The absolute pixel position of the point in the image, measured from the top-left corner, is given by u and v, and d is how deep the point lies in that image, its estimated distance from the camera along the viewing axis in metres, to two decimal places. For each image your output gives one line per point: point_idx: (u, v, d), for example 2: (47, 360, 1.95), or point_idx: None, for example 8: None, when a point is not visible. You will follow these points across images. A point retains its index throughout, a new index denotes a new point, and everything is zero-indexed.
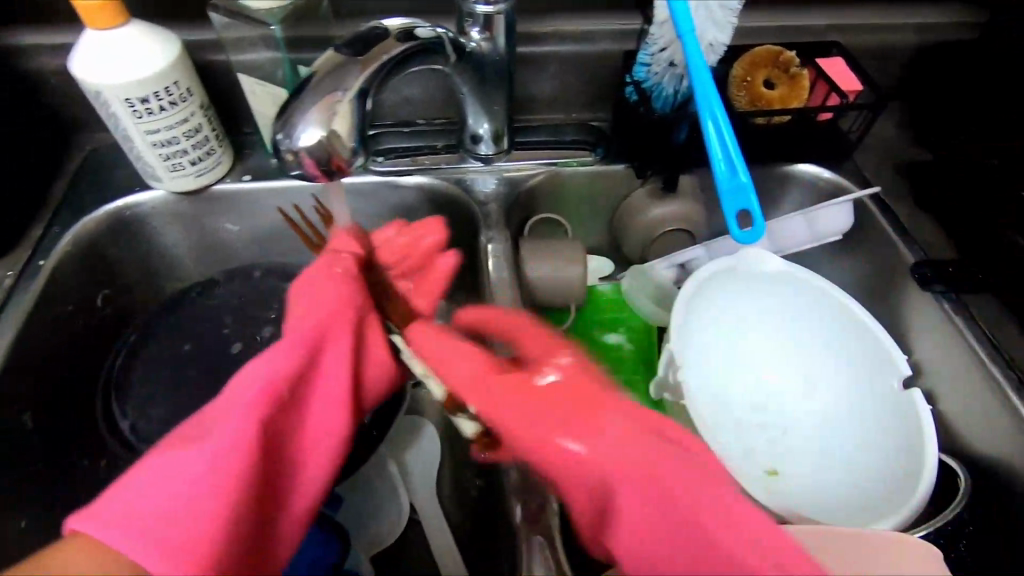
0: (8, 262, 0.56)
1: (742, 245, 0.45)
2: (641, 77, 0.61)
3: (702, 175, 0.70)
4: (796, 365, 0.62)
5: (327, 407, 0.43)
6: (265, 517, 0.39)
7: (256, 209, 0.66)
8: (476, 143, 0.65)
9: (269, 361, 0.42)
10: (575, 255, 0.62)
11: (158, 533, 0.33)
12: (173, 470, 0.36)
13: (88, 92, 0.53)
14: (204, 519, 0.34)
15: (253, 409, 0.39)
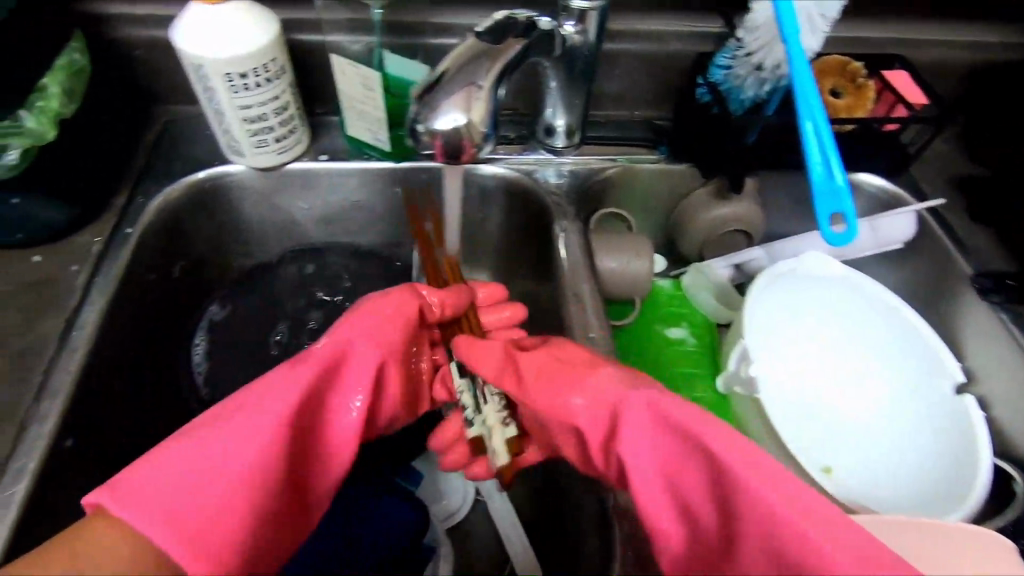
0: (95, 229, 0.56)
1: (833, 246, 0.47)
2: (717, 79, 0.62)
3: (764, 178, 0.71)
4: (853, 366, 0.62)
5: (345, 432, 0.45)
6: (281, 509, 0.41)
7: (329, 189, 0.67)
8: (550, 135, 0.67)
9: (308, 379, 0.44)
10: (644, 249, 0.63)
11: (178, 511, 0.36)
12: (185, 457, 0.38)
13: (187, 64, 0.53)
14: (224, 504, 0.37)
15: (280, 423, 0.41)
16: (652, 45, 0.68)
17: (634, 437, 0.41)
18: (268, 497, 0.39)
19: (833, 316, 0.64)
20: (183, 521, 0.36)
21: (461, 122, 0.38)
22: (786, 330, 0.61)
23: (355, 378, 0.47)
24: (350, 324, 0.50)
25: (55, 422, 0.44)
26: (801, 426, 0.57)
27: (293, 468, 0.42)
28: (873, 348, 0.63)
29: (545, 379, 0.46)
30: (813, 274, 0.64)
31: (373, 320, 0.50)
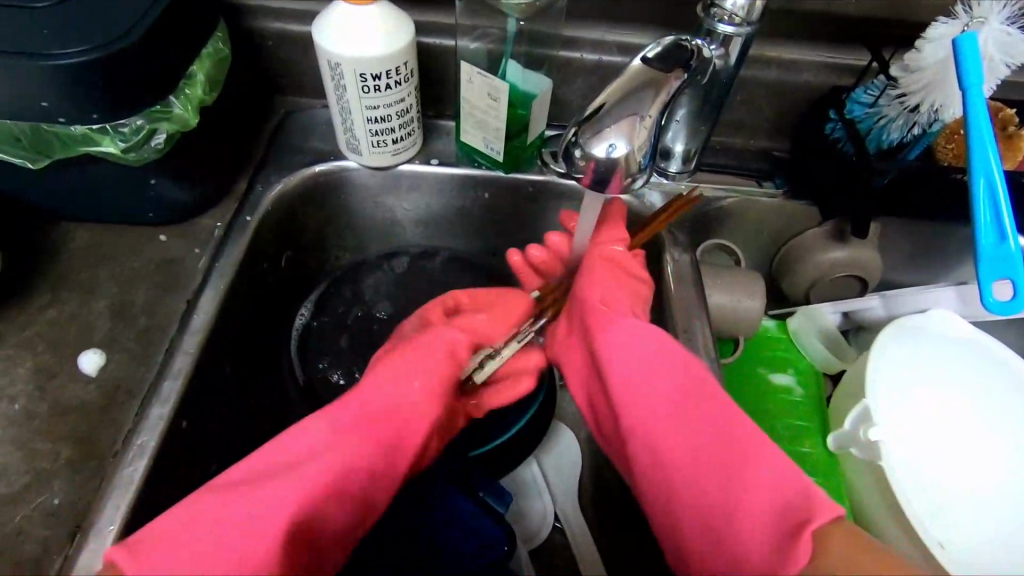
0: (218, 214, 0.58)
1: (995, 315, 0.43)
2: (857, 117, 0.59)
3: (888, 222, 0.67)
4: (1003, 441, 0.55)
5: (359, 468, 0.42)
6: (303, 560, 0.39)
7: (436, 192, 0.67)
8: (665, 159, 0.64)
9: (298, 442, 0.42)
10: (757, 288, 0.61)
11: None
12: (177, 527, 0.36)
13: (325, 61, 0.54)
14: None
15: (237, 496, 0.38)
16: (783, 73, 0.64)
17: (630, 346, 0.48)
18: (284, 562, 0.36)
19: (972, 383, 0.57)
20: None
21: (620, 153, 0.37)
22: (917, 397, 0.56)
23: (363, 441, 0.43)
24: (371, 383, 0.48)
25: (174, 403, 0.45)
26: (942, 506, 0.51)
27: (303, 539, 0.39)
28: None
29: (582, 290, 0.53)
30: (941, 336, 0.59)
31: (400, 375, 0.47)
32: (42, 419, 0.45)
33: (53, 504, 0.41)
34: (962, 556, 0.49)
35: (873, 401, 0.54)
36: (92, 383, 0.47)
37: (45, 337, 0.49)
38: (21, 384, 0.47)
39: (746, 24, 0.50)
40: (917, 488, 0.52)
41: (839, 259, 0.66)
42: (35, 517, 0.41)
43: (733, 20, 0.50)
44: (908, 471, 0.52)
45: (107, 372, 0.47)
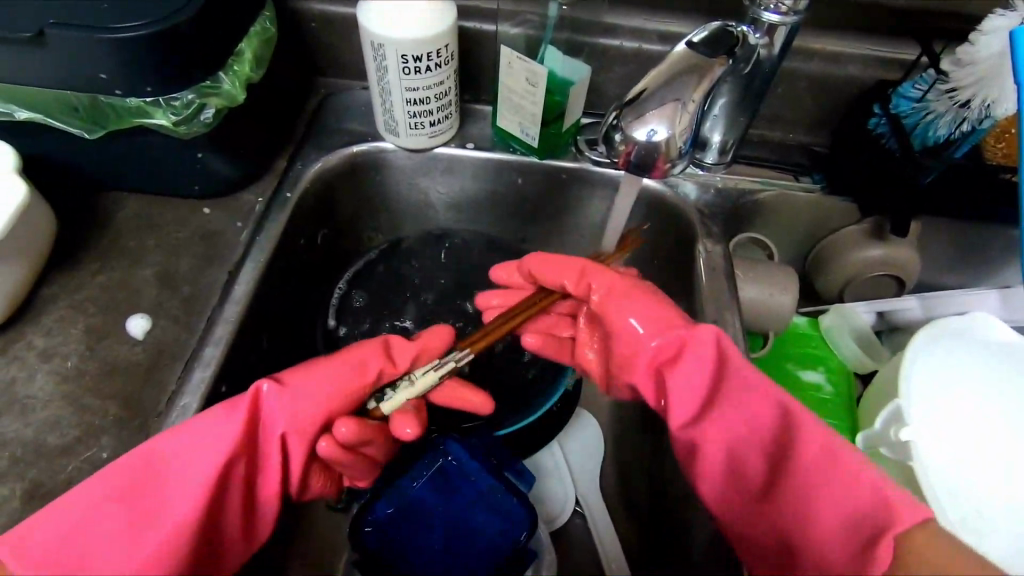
0: (259, 189, 0.60)
1: None
2: (903, 112, 0.58)
3: (929, 222, 0.65)
4: None
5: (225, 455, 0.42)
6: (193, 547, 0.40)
7: (470, 177, 0.68)
8: (702, 151, 0.63)
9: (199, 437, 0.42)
10: (790, 284, 0.60)
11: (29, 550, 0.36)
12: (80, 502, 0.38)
13: (368, 42, 0.55)
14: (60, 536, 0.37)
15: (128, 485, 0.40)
16: (828, 66, 0.63)
17: (688, 374, 0.46)
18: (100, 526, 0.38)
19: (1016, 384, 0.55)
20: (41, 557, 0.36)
21: (661, 138, 0.36)
22: (957, 400, 0.54)
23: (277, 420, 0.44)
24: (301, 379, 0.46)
25: (215, 368, 0.47)
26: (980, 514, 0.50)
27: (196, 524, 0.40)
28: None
29: (615, 309, 0.49)
30: (977, 336, 0.58)
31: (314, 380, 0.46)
32: (92, 377, 0.47)
33: (101, 458, 0.44)
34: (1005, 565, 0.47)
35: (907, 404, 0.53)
36: (138, 346, 0.49)
37: (96, 300, 0.52)
38: (73, 344, 0.49)
39: (793, 13, 0.49)
40: (954, 492, 0.50)
41: (875, 255, 0.65)
42: (85, 469, 0.43)
43: (779, 8, 0.49)
44: (942, 478, 0.50)
45: (153, 336, 0.49)
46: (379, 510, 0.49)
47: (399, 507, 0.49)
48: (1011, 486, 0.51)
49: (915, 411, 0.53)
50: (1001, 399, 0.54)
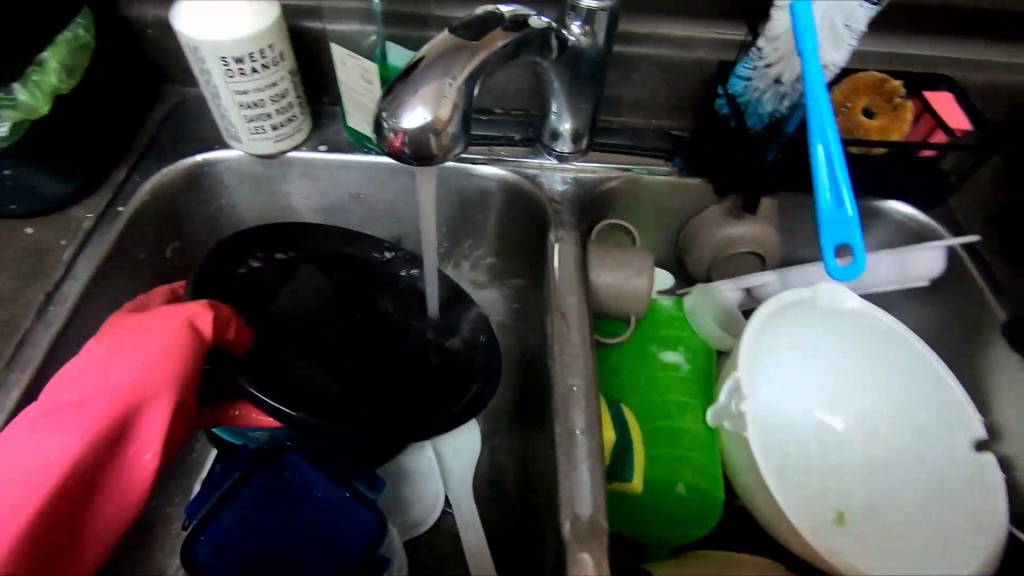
0: (90, 204, 0.57)
1: (836, 279, 0.43)
2: (737, 90, 0.58)
3: (785, 199, 0.66)
4: (887, 412, 0.59)
5: (44, 441, 0.41)
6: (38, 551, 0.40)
7: (330, 179, 0.66)
8: (554, 139, 0.64)
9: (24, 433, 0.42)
10: (643, 262, 0.60)
11: None
12: None
13: (185, 45, 0.53)
14: None
15: None
16: (673, 50, 0.64)
17: None
18: None
19: (844, 343, 0.60)
20: None
21: (428, 121, 0.36)
22: (789, 372, 0.60)
23: (93, 407, 0.43)
24: (123, 354, 0.46)
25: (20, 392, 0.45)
26: (804, 477, 0.57)
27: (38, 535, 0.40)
28: (887, 376, 0.60)
29: None
30: (825, 305, 0.59)
31: (136, 345, 0.46)
32: None
33: None
34: (828, 518, 0.55)
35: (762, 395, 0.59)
36: None
37: None
38: None
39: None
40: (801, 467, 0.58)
41: (734, 224, 0.65)
42: None
43: None
44: (792, 454, 0.58)
45: None
46: (219, 527, 0.48)
47: (240, 521, 0.49)
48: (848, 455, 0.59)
49: (771, 401, 0.59)
50: (844, 370, 0.61)
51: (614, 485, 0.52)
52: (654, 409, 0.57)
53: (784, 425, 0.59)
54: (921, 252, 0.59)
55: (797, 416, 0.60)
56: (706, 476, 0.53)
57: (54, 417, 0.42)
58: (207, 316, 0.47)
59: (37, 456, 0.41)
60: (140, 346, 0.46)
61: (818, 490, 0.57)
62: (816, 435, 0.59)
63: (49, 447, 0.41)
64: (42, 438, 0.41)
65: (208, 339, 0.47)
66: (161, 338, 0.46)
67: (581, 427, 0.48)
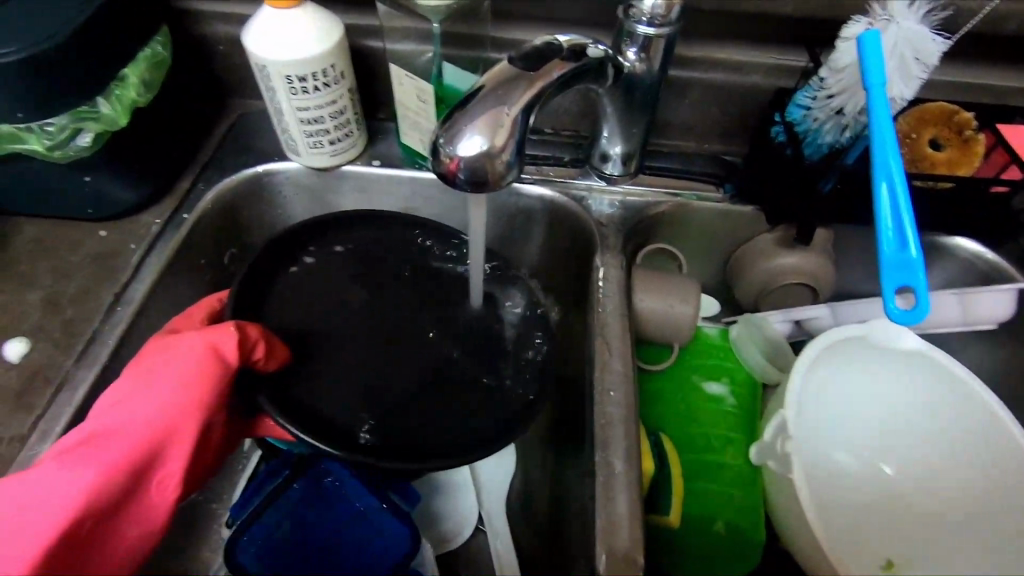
0: (157, 210, 0.60)
1: (897, 323, 0.41)
2: (795, 119, 0.57)
3: (841, 231, 0.64)
4: (940, 456, 0.56)
5: (70, 472, 0.42)
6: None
7: (381, 194, 0.68)
8: (604, 162, 0.63)
9: (48, 470, 0.41)
10: (690, 291, 0.59)
11: None
12: None
13: (253, 64, 0.55)
14: None
15: None
16: (729, 75, 0.63)
17: None
18: None
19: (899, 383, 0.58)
20: None
21: (483, 149, 0.36)
22: (835, 408, 0.58)
23: (124, 438, 0.44)
24: (151, 379, 0.46)
25: (85, 389, 0.48)
26: (850, 521, 0.55)
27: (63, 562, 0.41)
28: (946, 420, 0.56)
29: None
30: (880, 343, 0.57)
31: (163, 374, 0.46)
32: None
33: None
34: (875, 564, 0.53)
35: (807, 430, 0.56)
36: (13, 368, 0.49)
37: None
38: None
39: (666, 24, 0.50)
40: (842, 506, 0.55)
41: (784, 255, 0.63)
42: None
43: (652, 21, 0.50)
44: (835, 493, 0.56)
45: (28, 359, 0.49)
46: (256, 532, 0.49)
47: (277, 527, 0.50)
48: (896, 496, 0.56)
49: (816, 438, 0.57)
50: (897, 408, 0.58)
51: (652, 518, 0.51)
52: (694, 440, 0.56)
53: (829, 462, 0.57)
54: (988, 293, 0.56)
55: (842, 452, 0.57)
56: (747, 516, 0.52)
57: (82, 448, 0.43)
58: (233, 341, 0.47)
59: (65, 491, 0.41)
60: (167, 372, 0.46)
61: (862, 533, 0.55)
62: (862, 475, 0.57)
63: (69, 482, 0.41)
64: (71, 473, 0.42)
65: (235, 366, 0.47)
66: (188, 365, 0.46)
67: (620, 460, 0.47)
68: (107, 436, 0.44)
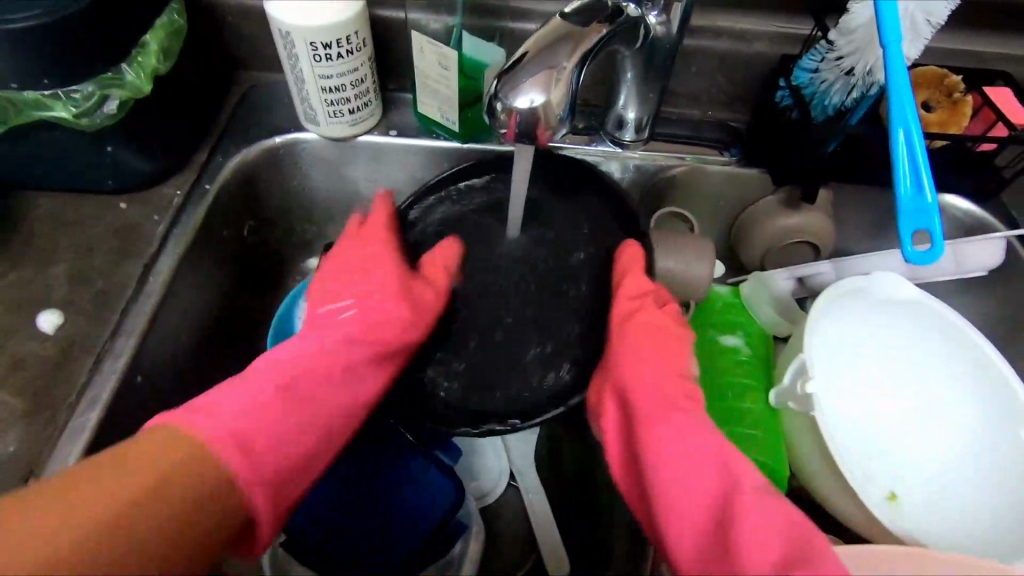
0: (177, 182, 0.60)
1: (914, 265, 0.44)
2: (802, 82, 0.60)
3: (840, 190, 0.68)
4: (936, 398, 0.61)
5: (344, 345, 0.50)
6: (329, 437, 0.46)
7: (397, 164, 0.68)
8: (619, 128, 0.65)
9: (301, 343, 0.49)
10: (707, 252, 0.61)
11: (224, 421, 0.41)
12: (235, 398, 0.42)
13: (276, 30, 0.55)
14: (233, 421, 0.41)
15: (263, 392, 0.44)
16: (734, 43, 0.66)
17: None
18: (269, 420, 0.43)
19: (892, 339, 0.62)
20: (223, 438, 0.40)
21: (539, 103, 0.38)
22: (844, 353, 0.61)
23: (369, 313, 0.52)
24: (352, 260, 0.56)
25: (128, 357, 0.48)
26: (860, 457, 0.58)
27: (340, 424, 0.47)
28: (935, 373, 0.61)
29: None
30: (877, 295, 0.61)
31: (382, 267, 0.55)
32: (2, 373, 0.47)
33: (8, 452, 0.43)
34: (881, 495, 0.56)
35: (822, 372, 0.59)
36: (49, 340, 0.49)
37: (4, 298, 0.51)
38: None
39: None
40: (854, 442, 0.58)
41: (790, 214, 0.66)
42: None
43: None
44: (845, 431, 0.58)
45: (63, 331, 0.49)
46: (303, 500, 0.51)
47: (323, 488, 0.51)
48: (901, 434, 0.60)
49: (830, 379, 0.59)
50: (898, 354, 0.62)
51: None
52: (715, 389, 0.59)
53: (839, 402, 0.59)
54: (977, 243, 0.60)
55: (852, 394, 0.60)
56: (772, 454, 0.55)
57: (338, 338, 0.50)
58: (436, 253, 0.56)
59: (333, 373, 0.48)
60: (381, 267, 0.55)
61: (872, 468, 0.57)
62: (869, 415, 0.60)
63: (318, 344, 0.49)
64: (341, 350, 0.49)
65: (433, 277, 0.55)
66: (381, 257, 0.56)
67: None
68: (351, 336, 0.51)
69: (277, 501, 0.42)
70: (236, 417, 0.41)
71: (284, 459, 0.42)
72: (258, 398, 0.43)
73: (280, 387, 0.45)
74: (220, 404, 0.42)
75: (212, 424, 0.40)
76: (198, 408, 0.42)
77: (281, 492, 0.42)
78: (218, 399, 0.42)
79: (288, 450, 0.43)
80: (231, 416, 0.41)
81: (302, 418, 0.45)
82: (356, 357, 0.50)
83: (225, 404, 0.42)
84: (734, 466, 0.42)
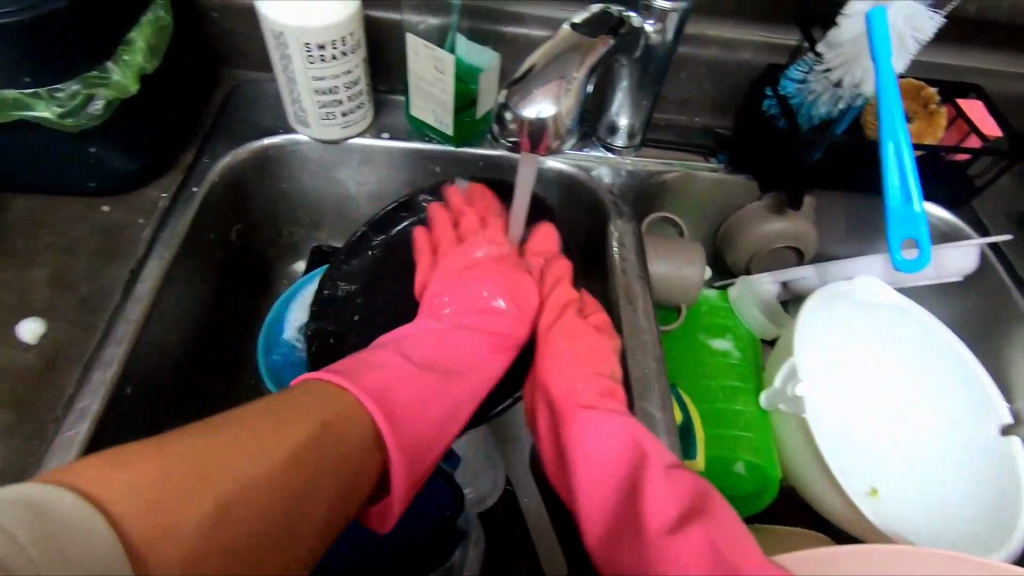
0: (162, 185, 0.58)
1: (903, 272, 0.46)
2: (790, 92, 0.62)
3: (822, 195, 0.70)
4: (917, 397, 0.63)
5: (454, 335, 0.53)
6: (449, 427, 0.47)
7: (388, 167, 0.67)
8: (611, 133, 0.66)
9: (425, 332, 0.53)
10: (696, 255, 0.62)
11: (406, 435, 0.42)
12: (400, 382, 0.45)
13: (269, 30, 0.54)
14: (410, 412, 0.44)
15: (408, 379, 0.46)
16: (724, 51, 0.67)
17: None
18: (427, 414, 0.45)
19: (880, 342, 0.65)
20: (401, 425, 0.43)
21: (549, 114, 0.38)
22: (831, 352, 0.63)
23: (476, 311, 0.55)
24: (462, 271, 0.58)
25: (117, 367, 0.46)
26: (845, 453, 0.59)
27: (460, 419, 0.48)
28: (915, 373, 0.64)
29: None
30: (863, 298, 0.64)
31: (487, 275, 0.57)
32: None
33: None
34: (863, 490, 0.58)
35: (810, 370, 0.61)
36: (32, 350, 0.47)
37: None
38: None
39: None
40: (840, 439, 0.60)
41: (773, 219, 0.68)
42: None
43: None
44: (832, 427, 0.60)
45: (46, 340, 0.47)
46: None
47: None
48: (884, 432, 0.62)
49: (817, 378, 0.61)
50: (881, 354, 0.64)
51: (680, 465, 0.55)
52: (709, 390, 0.60)
53: (826, 399, 0.61)
54: (954, 249, 0.63)
55: (840, 391, 0.62)
56: (764, 454, 0.57)
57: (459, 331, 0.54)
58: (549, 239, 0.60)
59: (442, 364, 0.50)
60: (481, 271, 0.57)
61: (856, 463, 0.59)
62: (855, 412, 0.62)
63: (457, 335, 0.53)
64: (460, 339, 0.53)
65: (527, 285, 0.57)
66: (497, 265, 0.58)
67: (657, 408, 0.51)
68: (466, 323, 0.54)
69: (415, 475, 0.43)
70: (410, 416, 0.44)
71: (428, 448, 0.44)
72: (398, 364, 0.47)
73: (415, 370, 0.47)
74: (399, 385, 0.45)
75: (346, 389, 0.41)
76: (371, 374, 0.45)
77: (418, 457, 0.43)
78: (392, 386, 0.45)
79: (419, 414, 0.45)
80: (407, 406, 0.44)
81: (440, 411, 0.46)
82: (468, 354, 0.52)
83: (417, 407, 0.45)
84: (637, 452, 0.44)
